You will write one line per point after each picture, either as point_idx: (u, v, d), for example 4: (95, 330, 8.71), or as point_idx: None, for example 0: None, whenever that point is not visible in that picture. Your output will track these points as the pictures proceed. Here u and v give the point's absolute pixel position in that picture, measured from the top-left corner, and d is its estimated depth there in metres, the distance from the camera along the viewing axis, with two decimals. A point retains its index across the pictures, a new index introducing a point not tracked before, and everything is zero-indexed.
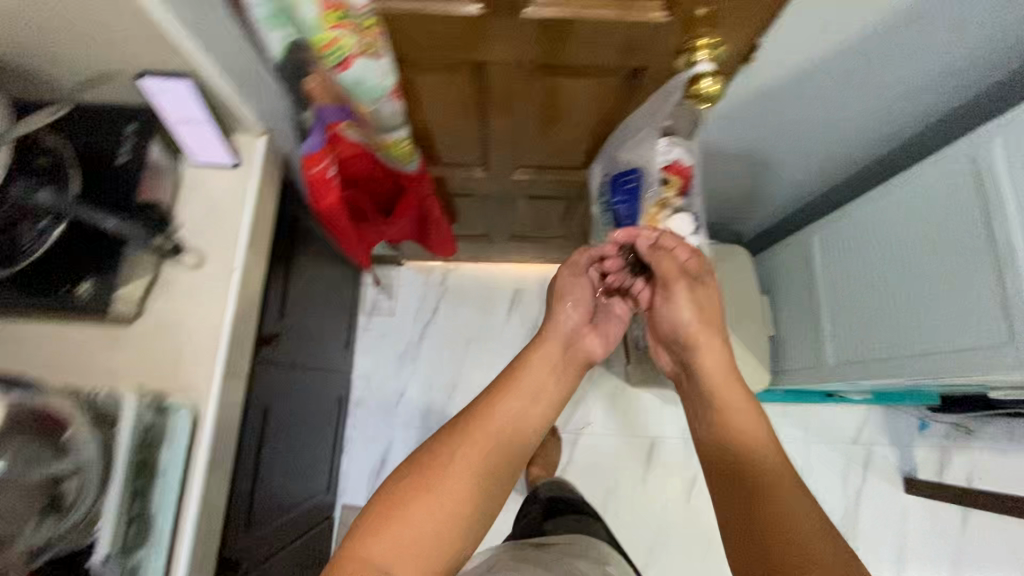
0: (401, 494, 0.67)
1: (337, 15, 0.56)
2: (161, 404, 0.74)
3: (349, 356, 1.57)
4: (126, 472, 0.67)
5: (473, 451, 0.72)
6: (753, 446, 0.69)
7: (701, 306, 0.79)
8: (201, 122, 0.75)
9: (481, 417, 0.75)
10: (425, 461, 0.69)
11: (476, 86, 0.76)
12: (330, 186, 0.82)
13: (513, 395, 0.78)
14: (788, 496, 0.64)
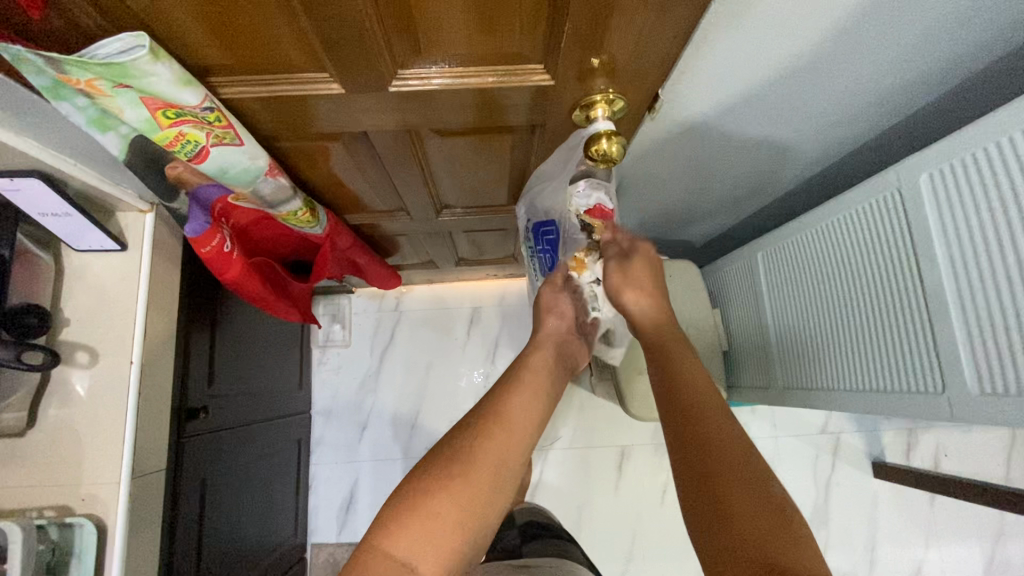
0: (431, 493, 0.55)
1: (172, 113, 0.50)
2: (62, 521, 0.69)
3: (305, 394, 1.53)
4: None
5: (503, 448, 0.60)
6: (703, 403, 0.59)
7: (648, 284, 0.72)
8: (68, 214, 0.69)
9: (498, 419, 0.62)
10: (456, 455, 0.58)
11: (367, 148, 0.69)
12: (231, 260, 0.74)
13: (533, 393, 0.67)
14: (735, 463, 0.53)
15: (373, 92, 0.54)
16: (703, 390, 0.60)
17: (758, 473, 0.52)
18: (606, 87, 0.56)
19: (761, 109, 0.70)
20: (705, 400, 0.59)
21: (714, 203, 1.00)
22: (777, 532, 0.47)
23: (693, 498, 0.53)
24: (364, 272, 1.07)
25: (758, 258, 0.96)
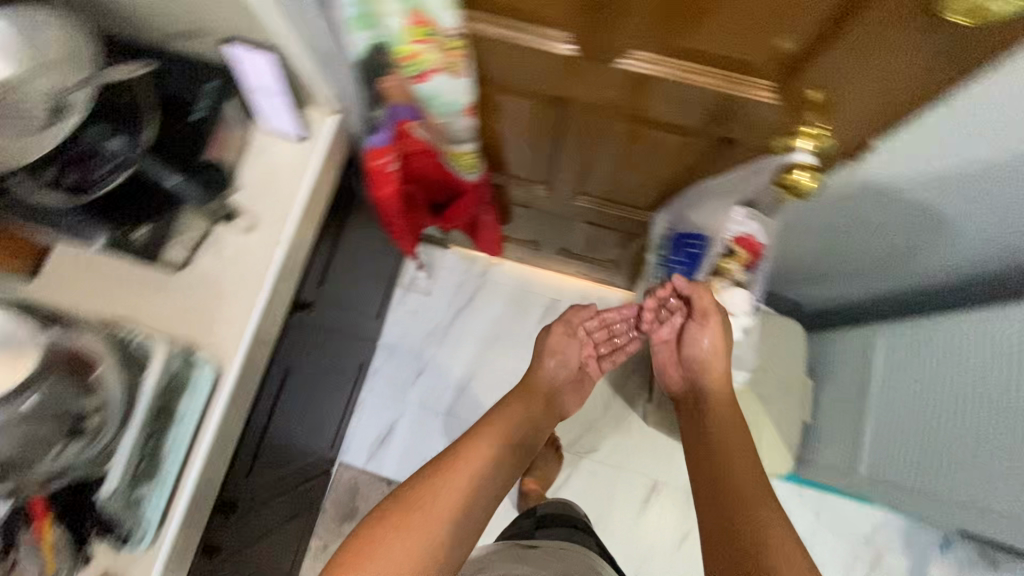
0: (379, 533, 0.70)
1: (423, 30, 0.57)
2: (189, 356, 0.75)
3: (377, 326, 1.60)
4: (145, 413, 0.69)
5: (450, 495, 0.75)
6: (736, 447, 0.75)
7: (721, 338, 0.83)
8: (275, 93, 0.76)
9: (439, 472, 0.77)
10: (407, 499, 0.73)
11: (552, 120, 0.72)
12: (390, 180, 0.80)
13: (485, 452, 0.82)
14: (756, 507, 0.67)
15: (608, 69, 0.57)
16: (732, 445, 0.76)
17: (777, 511, 0.66)
18: (820, 122, 0.56)
19: (969, 189, 0.69)
20: (738, 441, 0.76)
21: (863, 284, 0.99)
22: (792, 554, 0.61)
23: (723, 530, 0.67)
24: (475, 234, 1.13)
25: (874, 350, 0.94)
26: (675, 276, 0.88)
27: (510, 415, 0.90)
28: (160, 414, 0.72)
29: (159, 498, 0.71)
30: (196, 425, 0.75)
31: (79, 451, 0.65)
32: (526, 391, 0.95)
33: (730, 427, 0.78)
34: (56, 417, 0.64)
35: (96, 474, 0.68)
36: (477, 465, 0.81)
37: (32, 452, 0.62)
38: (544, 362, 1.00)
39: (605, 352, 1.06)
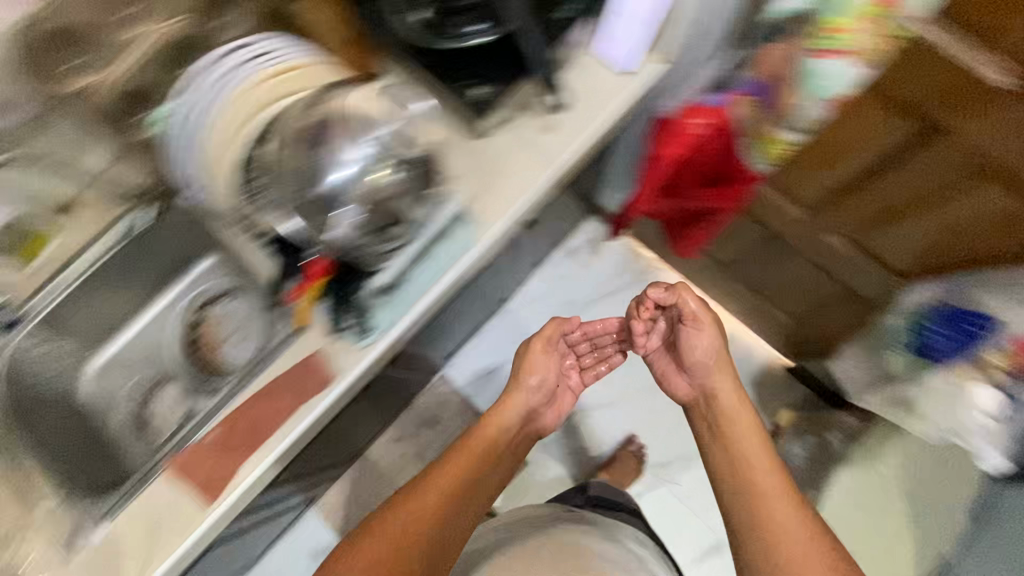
0: (369, 570, 0.78)
1: (876, 12, 0.76)
2: (463, 214, 0.81)
3: (526, 273, 1.61)
4: (427, 241, 0.78)
5: (428, 527, 0.83)
6: (760, 473, 0.84)
7: (715, 329, 0.94)
8: (642, 21, 0.84)
9: (404, 505, 0.85)
10: (382, 535, 0.81)
11: (902, 145, 0.80)
12: (682, 137, 0.92)
13: (457, 483, 0.89)
14: (777, 511, 0.80)
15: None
16: (771, 514, 0.80)
17: (807, 530, 0.79)
18: None
19: None
20: (756, 474, 0.84)
21: None
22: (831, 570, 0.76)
23: (760, 549, 0.79)
24: (689, 227, 1.10)
25: None
26: (933, 346, 0.95)
27: (495, 428, 0.95)
28: (425, 251, 0.79)
29: (391, 315, 0.78)
30: (440, 274, 0.79)
31: (380, 245, 0.74)
32: (494, 427, 0.94)
33: (747, 440, 0.87)
34: (382, 212, 0.73)
35: (372, 270, 0.76)
36: (453, 471, 0.89)
37: (359, 229, 0.72)
38: (501, 413, 0.97)
39: (587, 363, 1.10)
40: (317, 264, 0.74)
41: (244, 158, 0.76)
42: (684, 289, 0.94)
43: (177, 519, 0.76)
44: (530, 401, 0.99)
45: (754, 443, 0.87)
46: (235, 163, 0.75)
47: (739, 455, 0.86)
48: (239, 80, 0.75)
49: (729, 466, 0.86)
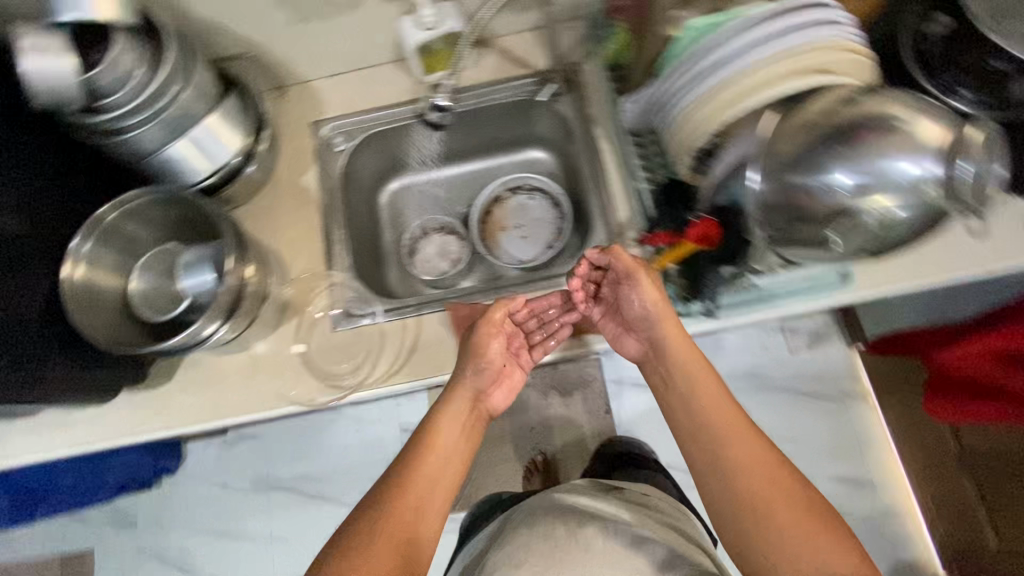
0: (363, 545, 0.64)
1: None
2: (844, 270, 0.73)
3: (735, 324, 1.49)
4: (805, 277, 0.72)
5: (427, 507, 0.70)
6: (726, 427, 0.68)
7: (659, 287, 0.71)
8: None
9: (403, 480, 0.71)
10: (378, 506, 0.68)
11: None
12: None
13: (437, 453, 0.74)
14: (744, 486, 0.65)
15: None
16: (755, 484, 0.64)
17: (768, 466, 0.65)
18: None
19: None
20: (725, 419, 0.69)
21: None
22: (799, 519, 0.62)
23: (703, 468, 0.68)
24: (960, 399, 0.94)
25: None
26: None
27: (451, 427, 0.75)
28: (793, 283, 0.73)
29: (721, 301, 0.72)
30: (776, 303, 0.73)
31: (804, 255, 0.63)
32: (450, 413, 0.76)
33: (710, 393, 0.70)
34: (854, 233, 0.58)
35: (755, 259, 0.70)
36: (395, 498, 0.69)
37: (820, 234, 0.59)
38: (455, 391, 0.76)
39: (534, 339, 0.81)
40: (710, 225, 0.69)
41: (707, 144, 0.68)
42: (616, 254, 0.73)
43: (439, 358, 0.79)
44: (475, 382, 0.78)
45: (708, 386, 0.71)
46: (693, 134, 0.67)
47: (696, 402, 0.71)
48: (770, 52, 0.61)
49: (697, 424, 0.70)
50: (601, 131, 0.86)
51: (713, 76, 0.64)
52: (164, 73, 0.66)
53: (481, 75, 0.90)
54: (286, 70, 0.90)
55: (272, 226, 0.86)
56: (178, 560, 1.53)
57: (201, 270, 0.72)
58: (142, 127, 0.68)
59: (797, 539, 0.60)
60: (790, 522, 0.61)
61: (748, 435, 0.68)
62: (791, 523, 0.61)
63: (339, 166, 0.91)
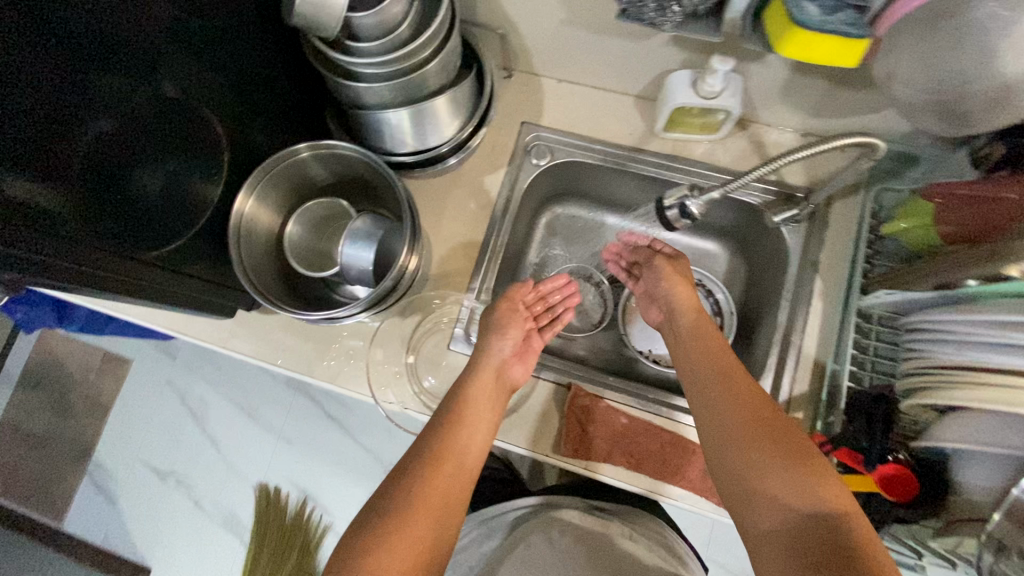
0: (396, 517, 0.57)
1: None
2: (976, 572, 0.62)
3: None
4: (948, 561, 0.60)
5: (452, 471, 0.62)
6: (724, 392, 0.59)
7: (680, 272, 0.74)
8: None
9: (444, 451, 0.63)
10: (415, 478, 0.60)
11: None
12: None
13: (476, 415, 0.67)
14: (733, 452, 0.56)
15: None
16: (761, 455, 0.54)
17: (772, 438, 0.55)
18: None
19: None
20: (731, 374, 0.61)
21: None
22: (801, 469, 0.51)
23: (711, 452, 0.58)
24: None
25: None
26: None
27: (483, 394, 0.68)
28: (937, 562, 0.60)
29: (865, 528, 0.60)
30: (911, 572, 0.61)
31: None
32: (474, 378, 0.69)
33: (726, 373, 0.61)
34: None
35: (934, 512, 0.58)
36: (419, 459, 0.62)
37: None
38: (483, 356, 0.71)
39: (543, 323, 0.79)
40: (910, 473, 0.59)
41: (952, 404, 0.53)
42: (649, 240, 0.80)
43: (536, 430, 0.73)
44: (498, 353, 0.72)
45: (722, 360, 0.62)
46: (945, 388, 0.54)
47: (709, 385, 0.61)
48: None
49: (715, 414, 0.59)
50: (820, 285, 0.74)
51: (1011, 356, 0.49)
52: (419, 43, 0.59)
53: (720, 158, 0.78)
54: (524, 58, 0.81)
55: (438, 211, 0.80)
56: (194, 408, 1.60)
57: (366, 245, 0.67)
58: (374, 83, 0.62)
59: (791, 494, 0.50)
60: (780, 473, 0.52)
61: (752, 410, 0.57)
62: (790, 477, 0.51)
63: (526, 177, 0.82)
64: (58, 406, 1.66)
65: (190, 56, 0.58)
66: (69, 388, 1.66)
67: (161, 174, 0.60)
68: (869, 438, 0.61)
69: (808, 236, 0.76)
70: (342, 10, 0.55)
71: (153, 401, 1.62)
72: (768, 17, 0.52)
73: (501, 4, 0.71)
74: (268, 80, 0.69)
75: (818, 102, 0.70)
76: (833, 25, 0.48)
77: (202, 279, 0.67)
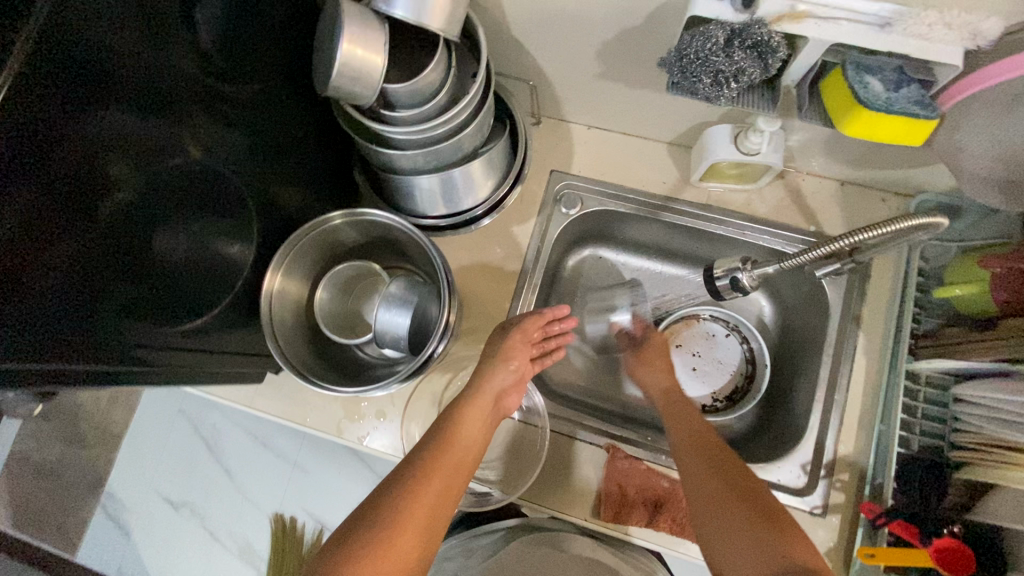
0: (368, 552, 0.50)
1: None
2: None
3: None
4: None
5: (436, 500, 0.56)
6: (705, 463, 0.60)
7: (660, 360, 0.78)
8: None
9: (426, 475, 0.57)
10: (392, 506, 0.54)
11: None
12: None
13: (460, 438, 0.62)
14: (728, 521, 0.54)
15: None
16: (737, 528, 0.53)
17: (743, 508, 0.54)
18: None
19: None
20: (716, 449, 0.61)
21: None
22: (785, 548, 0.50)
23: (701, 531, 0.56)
24: None
25: None
26: None
27: (475, 424, 0.64)
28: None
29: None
30: None
31: None
32: (468, 406, 0.65)
33: (713, 447, 0.61)
34: None
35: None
36: (401, 475, 0.57)
37: None
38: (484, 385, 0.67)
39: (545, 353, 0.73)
40: (967, 549, 0.58)
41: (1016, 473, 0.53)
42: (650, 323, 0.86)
43: (571, 496, 0.71)
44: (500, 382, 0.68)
45: (708, 439, 0.62)
46: (1008, 471, 0.54)
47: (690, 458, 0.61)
48: None
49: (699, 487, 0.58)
50: (863, 341, 0.72)
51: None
52: (453, 112, 0.56)
53: (756, 208, 0.77)
54: (553, 106, 0.79)
55: (468, 264, 0.79)
56: (209, 437, 1.39)
57: (400, 309, 0.65)
58: (414, 151, 0.60)
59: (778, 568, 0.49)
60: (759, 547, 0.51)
61: (728, 482, 0.57)
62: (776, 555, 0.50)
63: (556, 228, 0.80)
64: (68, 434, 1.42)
65: (217, 120, 0.56)
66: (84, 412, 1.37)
67: (172, 241, 0.56)
68: (923, 506, 0.61)
69: (850, 289, 0.74)
70: (380, 78, 0.53)
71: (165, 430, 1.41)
72: (827, 90, 0.50)
73: (535, 58, 0.69)
74: (299, 143, 0.68)
75: (861, 156, 0.69)
76: (900, 103, 0.46)
77: (213, 352, 0.63)
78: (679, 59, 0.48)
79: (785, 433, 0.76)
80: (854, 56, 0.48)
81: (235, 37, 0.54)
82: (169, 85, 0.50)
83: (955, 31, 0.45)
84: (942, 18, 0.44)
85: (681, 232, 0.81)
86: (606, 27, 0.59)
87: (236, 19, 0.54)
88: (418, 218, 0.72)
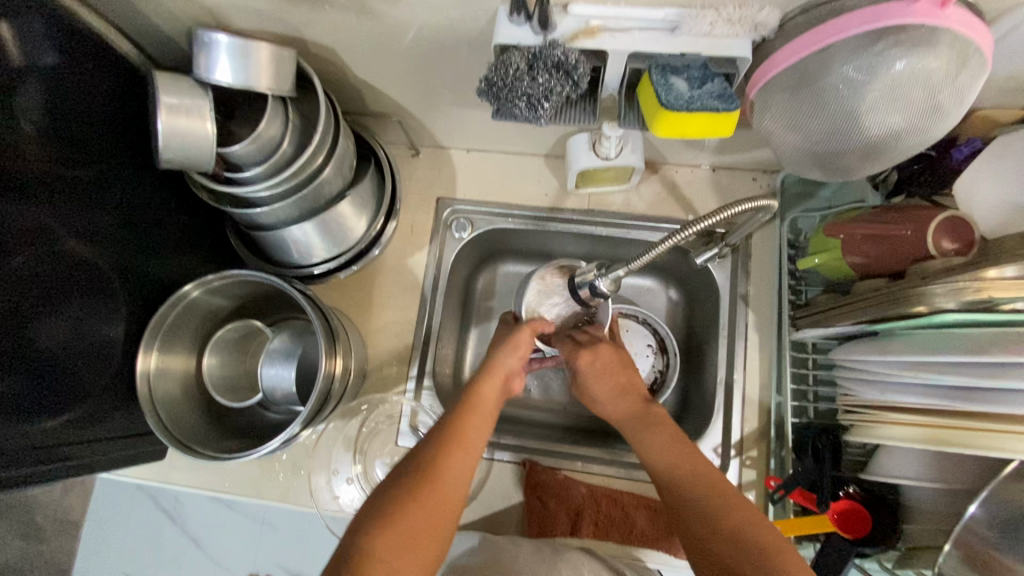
0: (395, 513, 0.48)
1: None
2: None
3: None
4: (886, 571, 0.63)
5: (459, 468, 0.52)
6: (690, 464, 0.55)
7: (625, 378, 0.67)
8: None
9: (453, 443, 0.54)
10: (424, 468, 0.51)
11: None
12: None
13: (483, 413, 0.58)
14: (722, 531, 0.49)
15: None
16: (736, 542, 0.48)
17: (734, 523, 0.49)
18: None
19: None
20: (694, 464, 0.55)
21: None
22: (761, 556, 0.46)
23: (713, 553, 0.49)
24: None
25: None
26: None
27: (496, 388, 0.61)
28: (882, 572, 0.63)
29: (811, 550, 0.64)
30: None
31: None
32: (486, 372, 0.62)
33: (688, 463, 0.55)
34: None
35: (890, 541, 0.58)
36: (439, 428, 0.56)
37: None
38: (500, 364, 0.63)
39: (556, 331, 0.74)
40: (861, 509, 0.59)
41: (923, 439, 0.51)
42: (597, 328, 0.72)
43: (500, 517, 0.72)
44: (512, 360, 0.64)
45: (677, 452, 0.57)
46: (885, 429, 0.55)
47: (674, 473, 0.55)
48: None
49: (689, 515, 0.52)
50: (752, 319, 0.74)
51: (935, 398, 0.51)
52: (303, 158, 0.57)
53: (636, 206, 0.79)
54: (427, 135, 0.80)
55: (368, 303, 0.79)
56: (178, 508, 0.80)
57: (286, 364, 0.68)
58: (273, 206, 0.59)
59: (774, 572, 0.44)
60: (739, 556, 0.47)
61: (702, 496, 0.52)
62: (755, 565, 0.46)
63: (451, 251, 0.81)
64: (27, 531, 1.01)
65: (75, 206, 0.56)
66: (29, 502, 1.01)
67: (49, 335, 0.54)
68: (820, 479, 0.61)
69: (735, 271, 0.76)
70: (212, 143, 0.53)
71: (121, 517, 0.81)
72: (641, 92, 0.52)
73: (389, 94, 0.70)
74: (167, 214, 0.68)
75: (719, 144, 0.71)
76: (701, 100, 0.48)
77: (105, 439, 0.62)
78: (490, 87, 0.50)
79: (698, 419, 0.77)
80: (659, 59, 0.50)
81: (78, 120, 0.55)
82: (17, 162, 0.50)
83: (736, 25, 0.46)
84: (720, 15, 0.45)
85: (572, 236, 0.82)
86: (439, 56, 0.60)
87: (68, 104, 0.54)
88: (299, 268, 0.72)
